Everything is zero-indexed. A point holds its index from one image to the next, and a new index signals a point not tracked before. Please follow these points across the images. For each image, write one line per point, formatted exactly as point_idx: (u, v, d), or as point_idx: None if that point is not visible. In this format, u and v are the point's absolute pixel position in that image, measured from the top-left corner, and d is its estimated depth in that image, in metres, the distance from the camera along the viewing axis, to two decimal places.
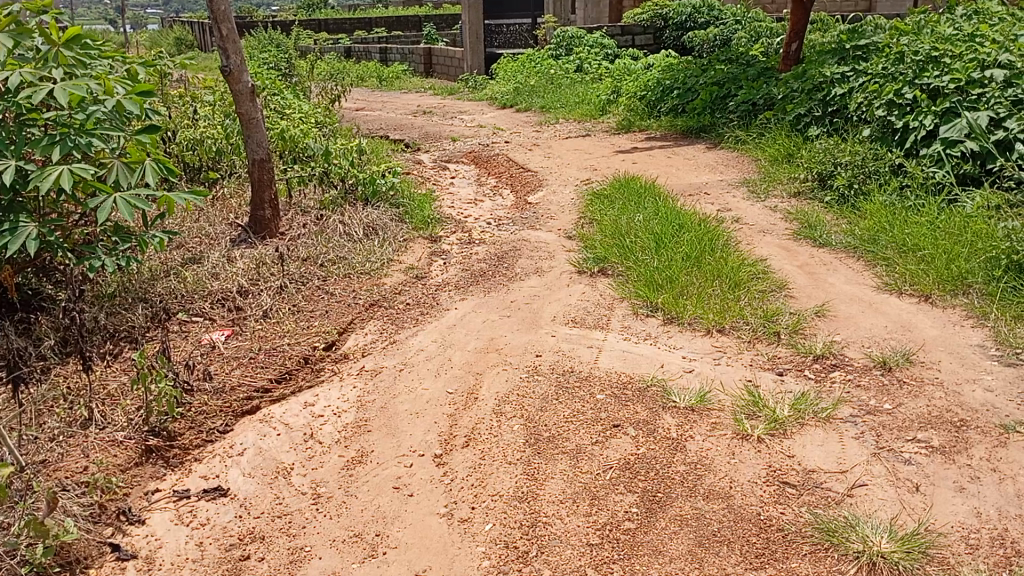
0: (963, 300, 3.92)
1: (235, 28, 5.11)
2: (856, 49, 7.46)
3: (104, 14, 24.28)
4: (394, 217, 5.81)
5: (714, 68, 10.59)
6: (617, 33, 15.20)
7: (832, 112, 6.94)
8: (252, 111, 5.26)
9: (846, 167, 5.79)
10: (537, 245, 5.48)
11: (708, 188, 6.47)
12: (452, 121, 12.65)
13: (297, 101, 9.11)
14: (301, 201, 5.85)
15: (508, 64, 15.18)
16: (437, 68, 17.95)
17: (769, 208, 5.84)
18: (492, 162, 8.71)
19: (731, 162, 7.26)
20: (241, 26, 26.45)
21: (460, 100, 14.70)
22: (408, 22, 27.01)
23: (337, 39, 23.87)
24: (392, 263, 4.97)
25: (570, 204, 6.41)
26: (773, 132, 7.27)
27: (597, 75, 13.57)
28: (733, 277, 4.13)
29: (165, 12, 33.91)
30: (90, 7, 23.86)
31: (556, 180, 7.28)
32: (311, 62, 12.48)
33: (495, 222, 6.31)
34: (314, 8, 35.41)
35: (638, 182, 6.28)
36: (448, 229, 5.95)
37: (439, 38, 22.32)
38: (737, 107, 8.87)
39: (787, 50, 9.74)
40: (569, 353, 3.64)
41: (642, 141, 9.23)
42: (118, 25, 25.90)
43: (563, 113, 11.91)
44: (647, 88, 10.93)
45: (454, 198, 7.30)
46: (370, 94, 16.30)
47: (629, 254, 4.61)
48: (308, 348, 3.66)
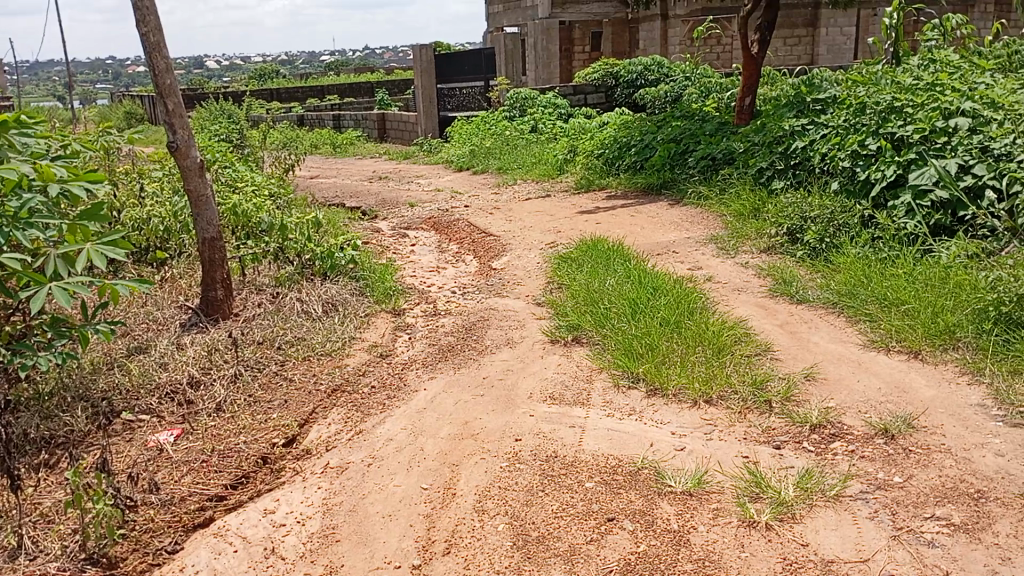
0: (955, 356, 3.78)
1: (181, 102, 4.85)
2: (812, 102, 7.48)
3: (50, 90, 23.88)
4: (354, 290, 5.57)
5: (669, 124, 10.63)
6: (569, 93, 15.32)
7: (795, 164, 6.91)
8: (201, 187, 4.99)
9: (815, 222, 5.71)
10: (506, 314, 5.26)
11: (676, 246, 6.34)
12: (409, 186, 12.51)
13: (250, 173, 8.89)
14: (255, 279, 5.58)
15: (462, 127, 15.15)
16: (392, 133, 17.90)
17: (740, 264, 5.73)
18: (453, 227, 8.54)
19: (695, 218, 7.17)
20: (192, 98, 26.32)
21: (416, 164, 14.60)
22: (360, 88, 27.05)
23: (290, 108, 23.75)
24: (354, 342, 4.71)
25: (537, 268, 6.23)
26: (736, 187, 7.21)
27: (552, 135, 13.57)
28: (716, 342, 3.94)
29: (113, 87, 33.57)
30: (36, 84, 23.61)
31: (520, 244, 7.10)
32: (263, 132, 12.28)
33: (460, 291, 6.09)
34: (265, 78, 35.38)
35: (605, 243, 6.13)
36: (412, 301, 5.71)
37: (392, 103, 22.37)
38: (696, 162, 8.84)
39: (740, 104, 9.79)
40: (551, 435, 3.39)
41: (603, 199, 9.14)
42: (66, 100, 25.70)
43: (521, 174, 11.83)
44: (604, 147, 10.91)
45: (416, 266, 7.08)
46: (324, 162, 16.13)
47: (605, 321, 4.41)
48: (267, 444, 3.36)
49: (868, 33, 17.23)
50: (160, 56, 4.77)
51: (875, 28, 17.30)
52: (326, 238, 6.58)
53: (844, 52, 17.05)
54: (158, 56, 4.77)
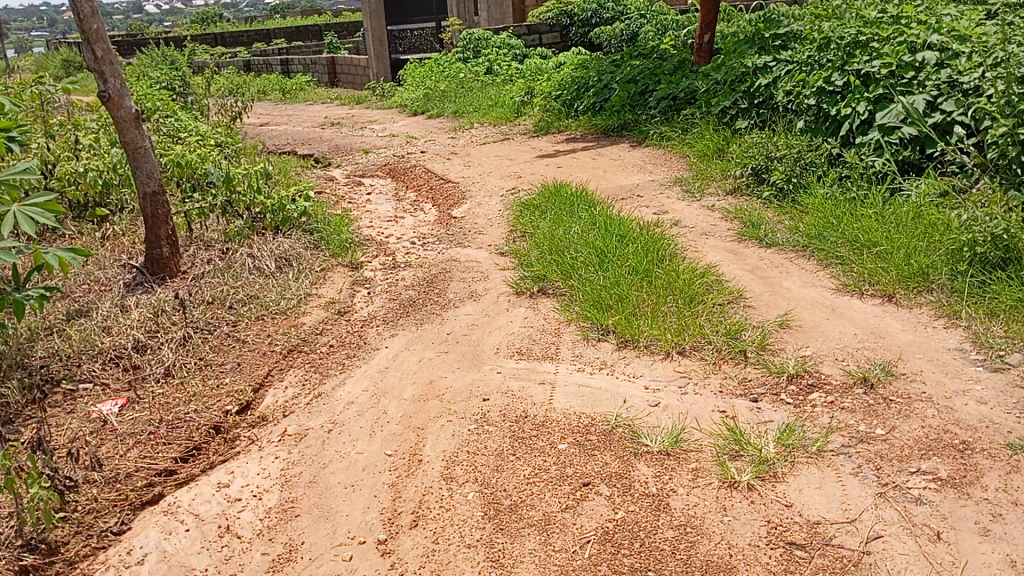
0: (930, 299, 3.70)
1: (112, 48, 4.53)
2: (775, 37, 7.28)
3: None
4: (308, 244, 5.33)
5: (627, 64, 10.38)
6: (524, 33, 14.94)
7: (758, 102, 6.73)
8: (138, 139, 4.70)
9: (782, 162, 5.58)
10: (469, 265, 5.07)
11: (641, 189, 6.18)
12: (363, 132, 12.14)
13: (193, 121, 8.49)
14: (203, 234, 5.30)
15: (415, 69, 14.69)
16: (343, 77, 17.34)
17: (707, 208, 5.60)
18: (410, 174, 8.27)
19: (659, 160, 7.00)
20: (132, 44, 25.26)
21: (369, 109, 14.17)
22: (308, 29, 26.13)
23: (235, 52, 22.88)
24: (311, 299, 4.50)
25: (498, 215, 6.03)
26: (700, 127, 7.03)
27: (508, 76, 13.22)
28: (687, 291, 3.80)
29: (49, 34, 32.12)
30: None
31: (479, 191, 6.87)
32: (207, 79, 11.76)
33: (419, 241, 5.88)
34: (208, 22, 34.01)
35: (567, 188, 5.95)
36: (369, 253, 5.49)
37: (342, 46, 21.66)
38: (657, 102, 8.63)
39: (699, 41, 9.56)
40: (520, 393, 3.24)
41: (563, 142, 8.92)
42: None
43: (477, 117, 11.51)
44: (563, 88, 10.65)
45: (372, 216, 6.84)
46: (274, 108, 15.58)
47: (572, 271, 4.26)
48: (219, 413, 3.17)
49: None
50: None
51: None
52: (277, 189, 6.28)
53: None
54: (83, 0, 4.42)
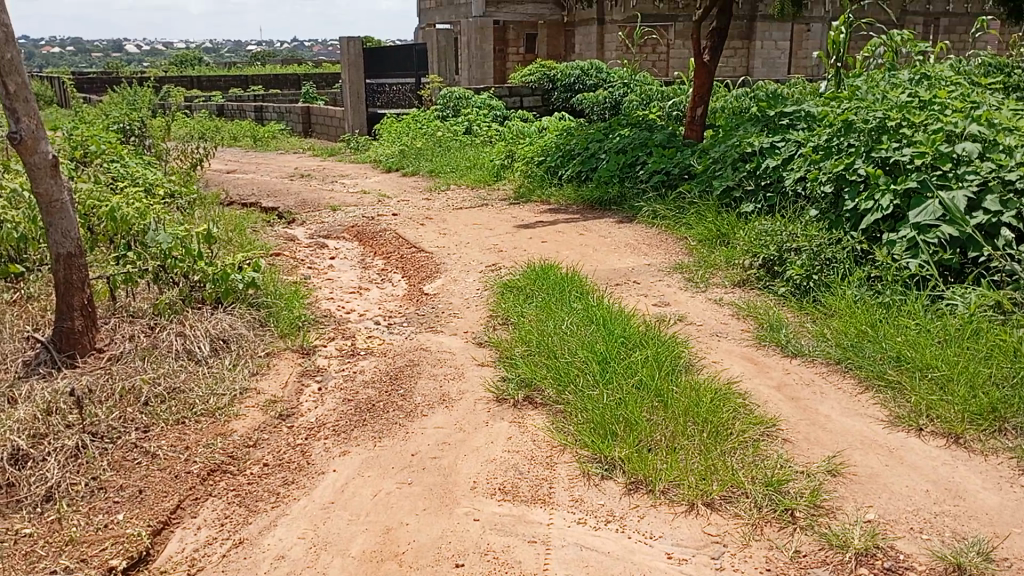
0: (1006, 444, 3.03)
1: (27, 82, 3.75)
2: (780, 118, 6.75)
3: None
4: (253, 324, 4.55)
5: (615, 133, 9.85)
6: (505, 94, 14.46)
7: (764, 185, 6.13)
8: (54, 191, 3.91)
9: (799, 257, 4.96)
10: (441, 356, 4.34)
11: (636, 274, 5.54)
12: (332, 186, 11.44)
13: (143, 168, 7.72)
14: (129, 304, 4.51)
15: (392, 125, 14.10)
16: (316, 127, 16.72)
17: (713, 301, 4.97)
18: (379, 238, 7.55)
19: (654, 241, 6.37)
20: (102, 82, 24.55)
21: (341, 162, 13.53)
22: (286, 79, 25.64)
23: (208, 97, 22.25)
24: (247, 396, 3.71)
25: (474, 295, 5.32)
26: (699, 208, 6.43)
27: (487, 138, 12.67)
28: (711, 420, 3.08)
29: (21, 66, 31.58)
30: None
31: (455, 263, 6.17)
32: (169, 121, 11.05)
33: (384, 320, 5.14)
34: (186, 66, 33.38)
35: (556, 269, 5.27)
36: (325, 334, 4.73)
37: (318, 97, 21.11)
38: (649, 176, 8.05)
39: (691, 114, 9.07)
40: (506, 555, 2.49)
41: (545, 213, 8.30)
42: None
43: (453, 178, 10.90)
44: (546, 154, 10.08)
45: (332, 286, 6.10)
46: (243, 155, 14.88)
47: (567, 381, 3.52)
48: (100, 573, 2.43)
49: (802, 48, 16.91)
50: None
51: (810, 44, 16.97)
52: (225, 254, 5.52)
53: (779, 66, 16.80)
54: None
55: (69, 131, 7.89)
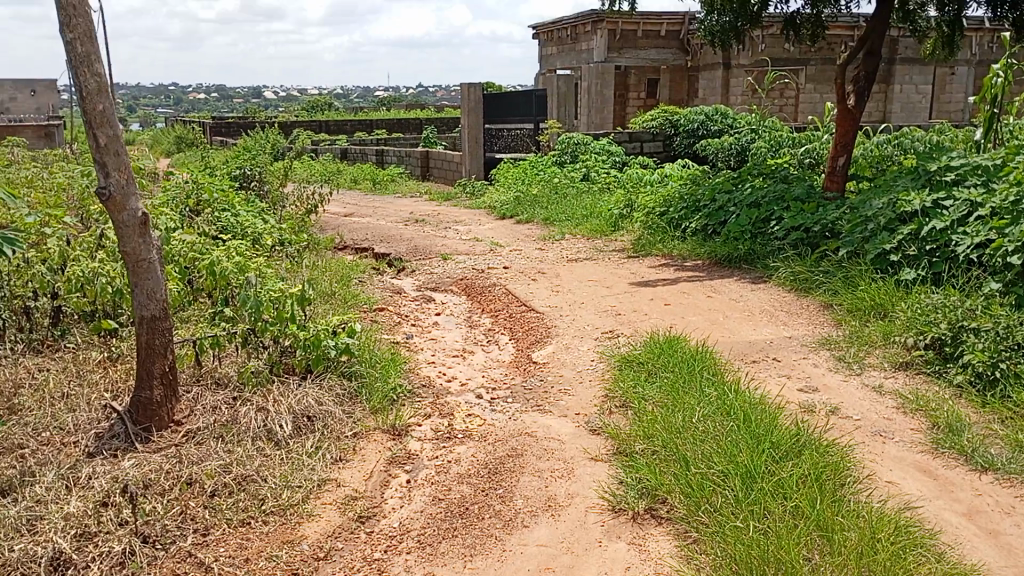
0: None
1: (120, 134, 3.44)
2: (946, 172, 5.89)
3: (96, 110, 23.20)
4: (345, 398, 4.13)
5: (744, 181, 9.13)
6: (624, 139, 13.90)
7: (929, 249, 5.31)
8: (143, 249, 3.57)
9: (981, 341, 4.20)
10: (549, 445, 3.77)
11: (776, 349, 4.84)
12: (445, 232, 11.17)
13: (254, 218, 7.58)
14: (215, 370, 4.17)
15: (508, 171, 13.80)
16: (434, 171, 16.64)
17: (872, 388, 4.23)
18: (489, 293, 7.11)
19: (793, 310, 5.65)
20: (238, 126, 25.61)
21: (457, 207, 13.30)
22: (409, 122, 26.01)
23: (333, 141, 22.78)
24: (325, 488, 3.26)
25: (589, 367, 4.75)
26: (847, 274, 5.68)
27: (606, 185, 12.14)
28: (894, 571, 2.39)
29: (170, 115, 33.75)
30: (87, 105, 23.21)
31: (567, 327, 5.62)
32: (288, 167, 11.05)
33: (488, 393, 4.64)
34: (318, 110, 34.64)
35: (683, 343, 4.63)
36: (421, 410, 4.26)
37: (439, 141, 21.22)
38: (784, 231, 7.30)
39: (832, 165, 8.27)
40: None
41: (668, 269, 7.67)
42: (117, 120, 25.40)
43: (569, 228, 10.42)
44: (668, 203, 9.46)
45: (435, 348, 5.67)
46: (362, 198, 14.91)
47: (700, 495, 2.89)
48: None
49: (945, 91, 15.77)
50: (92, 71, 3.29)
51: (954, 87, 15.85)
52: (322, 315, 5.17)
53: (918, 111, 15.68)
54: (90, 72, 3.29)
55: (186, 177, 7.88)
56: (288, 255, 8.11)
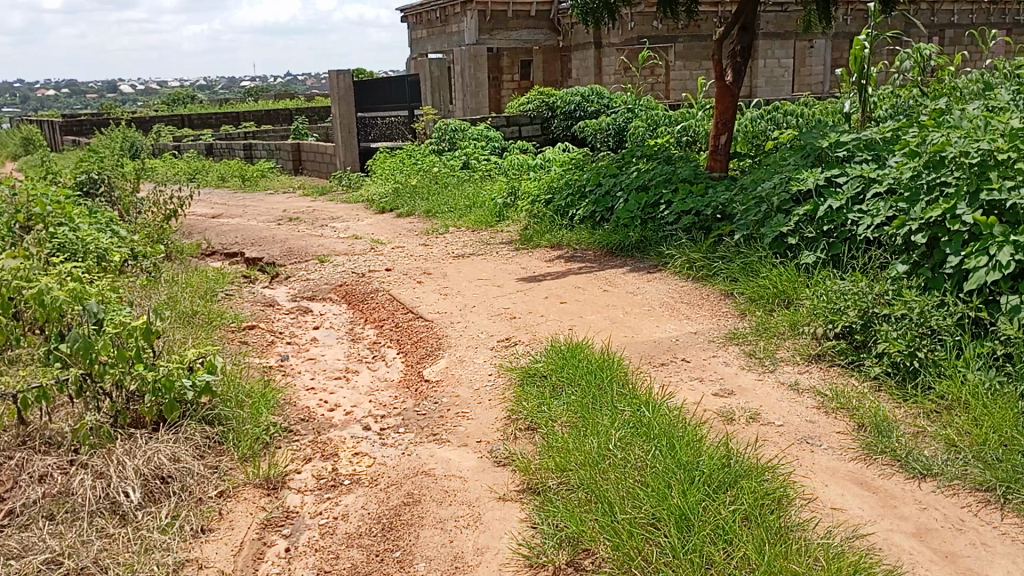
0: None
1: None
2: (837, 147, 5.70)
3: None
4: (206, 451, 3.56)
5: (628, 163, 8.88)
6: (502, 124, 13.50)
7: (826, 230, 5.11)
8: None
9: (896, 330, 4.01)
10: (451, 484, 3.31)
11: (683, 347, 4.54)
12: (321, 230, 10.48)
13: (97, 231, 6.72)
14: (45, 428, 3.49)
15: (384, 161, 13.15)
16: (306, 165, 15.79)
17: (788, 386, 3.98)
18: (372, 299, 6.57)
19: (695, 301, 5.38)
20: (88, 124, 23.76)
21: (332, 202, 12.59)
22: (279, 114, 24.79)
23: (197, 137, 21.43)
24: (183, 574, 2.76)
25: (486, 382, 4.30)
26: (746, 260, 5.46)
27: (487, 172, 11.72)
28: None
29: (12, 116, 31.14)
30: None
31: (460, 337, 5.16)
32: (141, 169, 10.08)
33: (376, 422, 4.13)
34: (178, 104, 32.71)
35: (586, 350, 4.26)
36: (299, 451, 3.72)
37: (310, 131, 20.24)
38: (674, 214, 7.07)
39: (714, 143, 8.11)
40: None
41: (559, 261, 7.32)
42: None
43: (452, 219, 9.94)
44: (553, 189, 9.12)
45: (314, 370, 5.10)
46: (231, 197, 13.95)
47: (632, 547, 2.50)
48: None
49: (805, 64, 16.25)
50: None
51: (813, 60, 16.29)
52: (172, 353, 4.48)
53: (782, 84, 15.97)
54: None
55: (16, 189, 6.96)
56: (144, 270, 7.31)
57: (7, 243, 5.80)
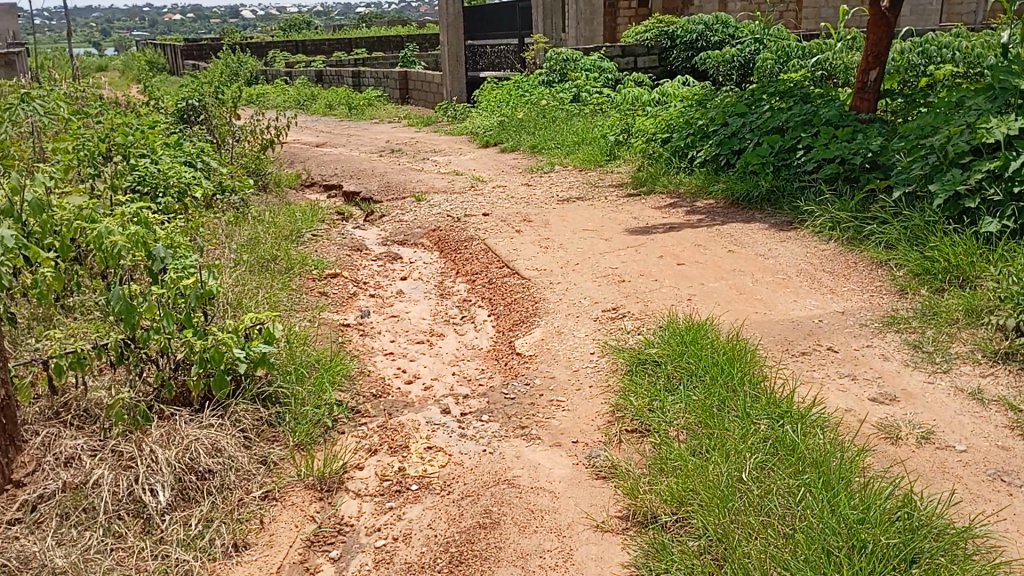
0: None
1: None
2: None
3: (56, 36, 21.56)
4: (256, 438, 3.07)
5: (757, 99, 7.88)
6: (616, 55, 12.53)
7: (1017, 193, 4.21)
8: None
9: None
10: (537, 501, 2.70)
11: (828, 331, 3.75)
12: (422, 164, 9.93)
13: (182, 165, 6.35)
14: (81, 398, 3.07)
15: (490, 92, 12.42)
16: (414, 93, 15.20)
17: (967, 393, 3.16)
18: (466, 247, 5.98)
19: (840, 271, 4.54)
20: (208, 49, 23.89)
21: (436, 133, 12.02)
22: (390, 41, 24.22)
23: (310, 63, 21.17)
24: None
25: (587, 363, 3.65)
26: (909, 225, 4.57)
27: (598, 106, 10.86)
28: None
29: (142, 41, 31.84)
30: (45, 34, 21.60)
31: (560, 301, 4.50)
32: (240, 96, 9.72)
33: (457, 402, 3.56)
34: (296, 30, 32.63)
35: (708, 332, 3.53)
36: (364, 438, 3.19)
37: (420, 59, 19.61)
38: (813, 163, 6.12)
39: (862, 79, 6.98)
40: None
41: (674, 210, 6.52)
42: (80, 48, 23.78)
43: (559, 157, 9.21)
44: (671, 127, 8.22)
45: (394, 331, 4.56)
46: (335, 125, 13.56)
47: None
48: None
49: None
50: None
51: None
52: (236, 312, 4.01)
53: (929, 14, 14.25)
54: None
55: (105, 117, 6.66)
56: (233, 204, 6.94)
57: (85, 177, 5.48)
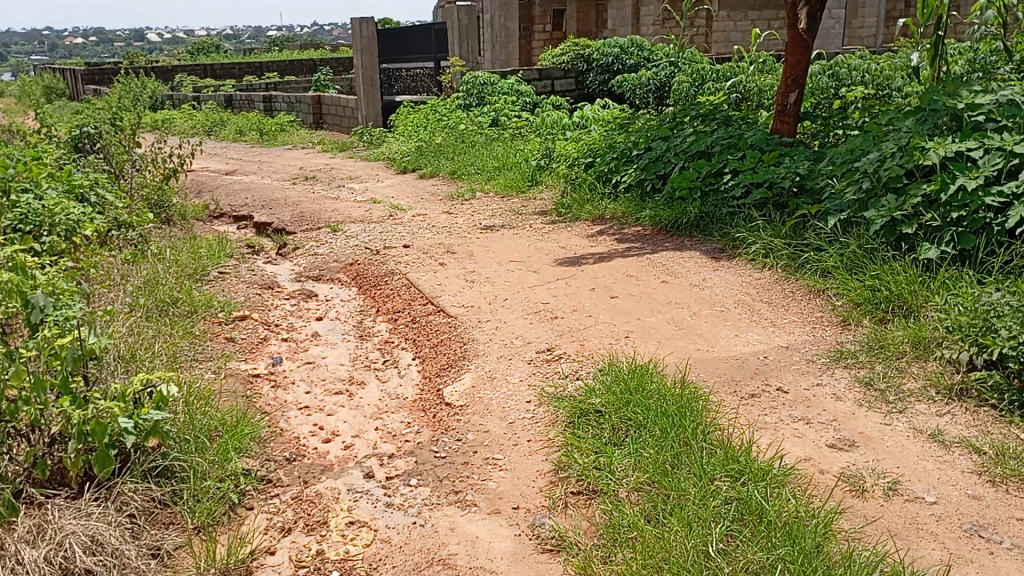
0: None
1: None
2: (972, 111, 4.58)
3: None
4: (146, 523, 2.66)
5: (679, 123, 7.78)
6: (534, 78, 12.39)
7: (954, 218, 4.14)
8: None
9: None
10: None
11: (775, 369, 3.55)
12: (337, 192, 9.51)
13: (71, 200, 5.80)
14: None
15: (406, 117, 12.09)
16: (328, 118, 14.73)
17: (926, 435, 2.98)
18: (386, 282, 5.62)
19: (778, 301, 4.37)
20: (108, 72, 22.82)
21: (352, 159, 11.61)
22: (301, 64, 23.65)
23: (217, 88, 20.43)
24: None
25: (524, 413, 3.35)
26: (845, 252, 4.44)
27: (517, 131, 10.65)
28: None
29: (37, 65, 30.34)
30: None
31: (489, 342, 4.19)
32: (139, 122, 9.12)
33: (381, 463, 3.21)
34: (202, 53, 31.63)
35: (652, 376, 3.28)
36: (276, 515, 2.81)
37: (332, 83, 19.13)
38: (740, 188, 6.00)
39: (783, 101, 6.94)
40: None
41: (602, 239, 6.30)
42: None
43: (479, 183, 8.94)
44: (593, 152, 8.05)
45: (310, 380, 4.17)
46: (245, 151, 12.99)
47: None
48: None
49: (858, 15, 14.90)
50: None
51: (867, 11, 14.95)
52: (127, 370, 3.56)
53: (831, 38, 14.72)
54: None
55: None
56: (130, 241, 6.40)
57: None
